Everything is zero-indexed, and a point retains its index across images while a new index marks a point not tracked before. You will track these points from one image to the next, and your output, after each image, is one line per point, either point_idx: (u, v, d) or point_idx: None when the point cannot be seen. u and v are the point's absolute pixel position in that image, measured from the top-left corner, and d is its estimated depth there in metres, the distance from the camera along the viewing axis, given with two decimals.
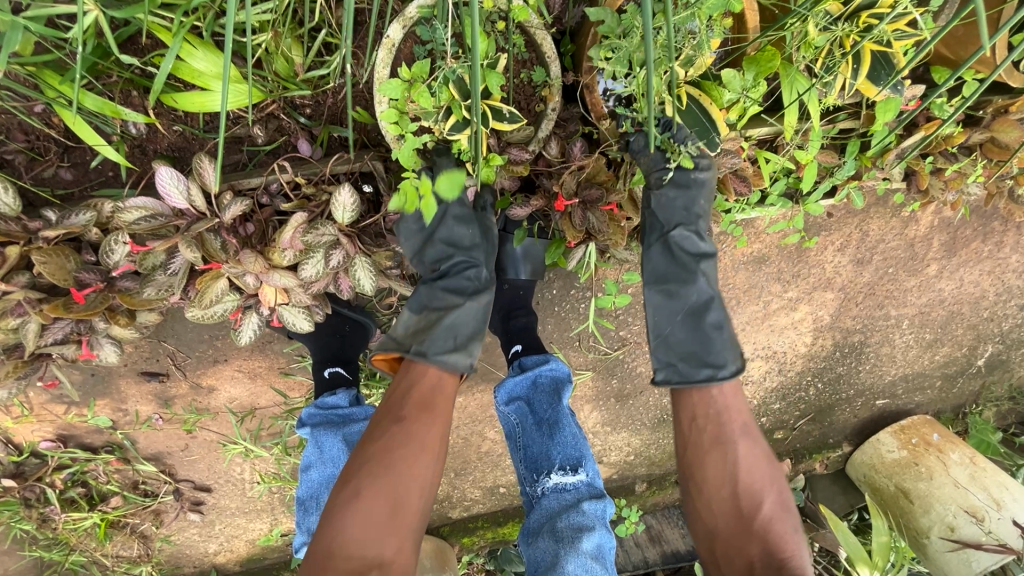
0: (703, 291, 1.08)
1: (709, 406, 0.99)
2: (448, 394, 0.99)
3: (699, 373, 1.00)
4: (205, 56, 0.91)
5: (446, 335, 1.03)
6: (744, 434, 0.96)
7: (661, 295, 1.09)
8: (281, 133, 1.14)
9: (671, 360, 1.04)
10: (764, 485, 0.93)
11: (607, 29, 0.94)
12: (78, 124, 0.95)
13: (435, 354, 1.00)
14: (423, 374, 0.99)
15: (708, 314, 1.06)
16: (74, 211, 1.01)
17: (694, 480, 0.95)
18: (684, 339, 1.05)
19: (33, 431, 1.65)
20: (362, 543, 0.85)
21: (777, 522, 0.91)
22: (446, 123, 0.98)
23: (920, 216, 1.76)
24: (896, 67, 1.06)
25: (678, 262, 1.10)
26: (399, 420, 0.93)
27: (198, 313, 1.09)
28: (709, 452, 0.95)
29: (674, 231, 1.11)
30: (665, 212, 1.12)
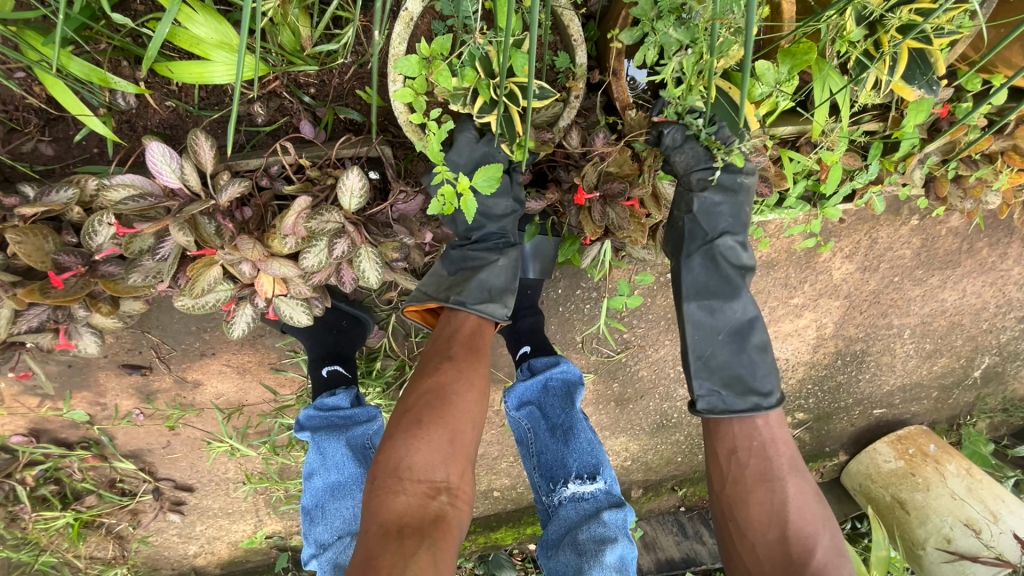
0: (744, 309, 1.07)
1: (751, 440, 0.97)
2: (488, 338, 1.01)
3: (746, 401, 1.00)
4: (206, 21, 0.84)
5: (481, 288, 1.03)
6: (792, 471, 0.95)
7: (700, 314, 1.07)
8: (283, 113, 1.07)
9: (715, 386, 1.02)
10: (815, 526, 0.92)
11: (641, 12, 0.90)
12: (62, 91, 0.87)
13: (474, 304, 1.01)
14: (464, 322, 0.99)
15: (751, 336, 1.06)
16: (55, 188, 0.92)
17: (738, 520, 0.93)
18: (727, 362, 1.04)
19: (3, 424, 1.55)
20: (428, 467, 0.82)
21: (832, 569, 0.88)
22: (475, 105, 0.93)
23: (927, 225, 1.74)
24: (934, 66, 1.02)
25: (717, 281, 1.08)
26: (450, 357, 0.93)
27: (188, 302, 1.00)
28: (755, 490, 0.93)
29: (719, 240, 1.08)
30: (710, 220, 1.09)
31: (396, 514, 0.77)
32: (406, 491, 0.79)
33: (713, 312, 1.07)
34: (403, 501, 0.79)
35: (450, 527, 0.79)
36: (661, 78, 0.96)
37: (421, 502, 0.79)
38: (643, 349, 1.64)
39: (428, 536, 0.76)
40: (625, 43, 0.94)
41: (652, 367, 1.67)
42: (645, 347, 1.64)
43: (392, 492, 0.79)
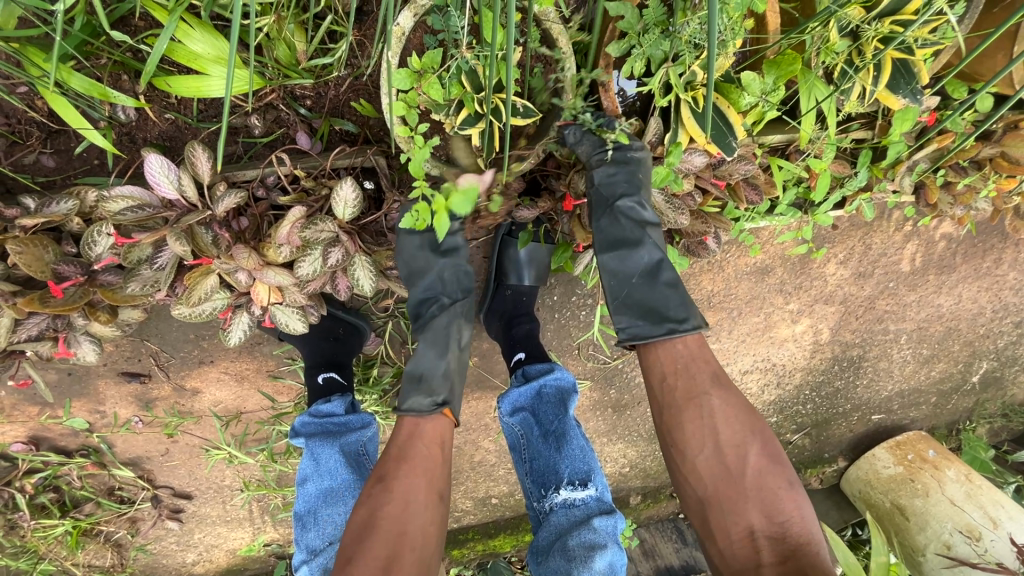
0: (651, 252, 1.02)
1: (676, 360, 0.97)
2: (428, 437, 1.00)
3: (661, 329, 0.97)
4: (203, 37, 0.86)
5: (413, 382, 1.05)
6: (717, 385, 0.96)
7: (612, 263, 1.02)
8: (280, 125, 1.09)
9: (631, 319, 1.00)
10: (745, 436, 0.93)
11: (627, 25, 0.92)
12: (62, 105, 0.89)
13: (405, 405, 1.02)
14: (399, 430, 1.01)
15: (662, 273, 1.01)
16: (56, 199, 0.94)
17: (673, 440, 0.95)
18: (640, 299, 1.00)
19: (4, 433, 1.58)
20: None
21: (766, 474, 0.90)
22: (458, 116, 0.95)
23: (921, 231, 1.75)
24: (917, 76, 1.04)
25: (626, 227, 1.02)
26: (383, 478, 0.95)
27: (185, 310, 1.02)
28: (685, 409, 0.94)
29: (620, 201, 1.01)
30: (608, 190, 1.02)
31: None
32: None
33: (625, 259, 1.02)
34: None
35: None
36: (648, 88, 0.98)
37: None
38: None
39: None
40: (614, 55, 0.96)
41: None
42: None
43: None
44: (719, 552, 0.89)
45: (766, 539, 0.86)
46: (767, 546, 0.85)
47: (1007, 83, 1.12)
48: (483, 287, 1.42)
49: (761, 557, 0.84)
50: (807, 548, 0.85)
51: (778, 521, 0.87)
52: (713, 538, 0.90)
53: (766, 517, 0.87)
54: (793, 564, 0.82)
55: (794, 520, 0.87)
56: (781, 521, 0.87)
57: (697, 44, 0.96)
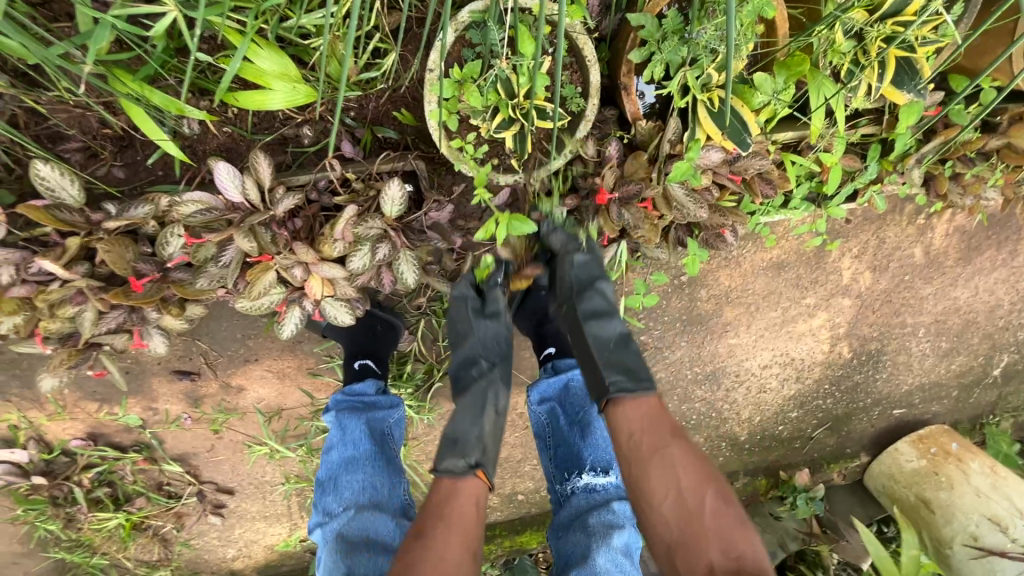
0: (619, 326, 1.20)
1: (641, 417, 1.06)
2: (463, 497, 1.04)
3: (640, 386, 1.09)
4: (269, 55, 0.97)
5: (450, 444, 1.12)
6: (676, 437, 1.03)
7: (592, 328, 1.17)
8: (326, 134, 1.19)
9: (613, 373, 1.10)
10: (702, 481, 0.97)
11: (647, 33, 1.01)
12: (142, 117, 0.97)
13: (440, 468, 1.07)
14: (436, 491, 1.06)
15: (629, 343, 1.18)
16: (134, 204, 1.04)
17: (640, 491, 1.00)
18: (619, 358, 1.13)
19: (65, 429, 1.69)
20: None
21: (722, 515, 0.94)
22: (494, 121, 1.06)
23: (934, 224, 1.81)
24: (919, 72, 1.11)
25: (599, 303, 1.20)
26: (423, 534, 0.98)
27: (247, 304, 1.11)
28: (649, 461, 1.00)
29: (595, 282, 1.21)
30: (581, 274, 1.21)
31: None
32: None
33: (601, 329, 1.17)
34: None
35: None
36: (666, 90, 1.08)
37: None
38: (660, 350, 1.79)
39: None
40: (636, 61, 1.05)
41: (669, 369, 1.82)
42: (660, 348, 1.79)
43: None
44: None
45: None
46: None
47: (1006, 74, 1.19)
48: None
49: None
50: None
51: (737, 559, 0.88)
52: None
53: (724, 555, 0.90)
54: None
55: (751, 558, 0.89)
56: (738, 557, 0.89)
57: (714, 48, 1.05)
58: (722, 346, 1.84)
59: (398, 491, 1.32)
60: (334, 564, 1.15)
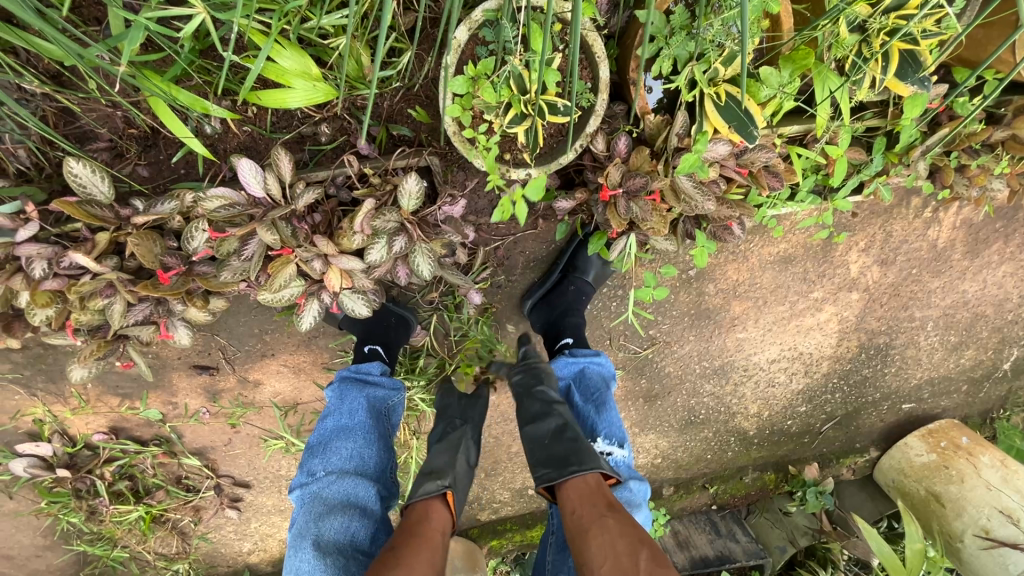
0: (558, 418, 1.27)
1: (581, 493, 1.11)
2: (435, 526, 1.10)
3: (566, 470, 1.14)
4: (292, 55, 1.01)
5: (426, 476, 1.23)
6: (612, 509, 1.07)
7: (530, 431, 1.29)
8: (343, 133, 1.23)
9: (543, 470, 1.18)
10: (635, 544, 0.99)
11: (656, 30, 1.04)
12: (169, 116, 1.02)
13: (416, 493, 1.18)
14: (409, 519, 1.12)
15: (566, 433, 1.24)
16: (161, 200, 1.08)
17: (582, 566, 1.00)
18: (551, 451, 1.20)
19: (87, 423, 1.73)
20: None
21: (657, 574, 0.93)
22: (507, 116, 1.09)
23: (941, 217, 1.82)
24: (923, 64, 1.14)
25: (536, 403, 1.32)
26: (392, 550, 1.01)
27: (268, 296, 1.15)
28: (587, 531, 1.03)
29: (533, 388, 1.35)
30: (524, 382, 1.38)
31: None
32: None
33: (538, 426, 1.27)
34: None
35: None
36: (675, 85, 1.11)
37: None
38: (669, 345, 1.81)
39: None
40: (644, 56, 1.09)
41: (677, 363, 1.85)
42: (669, 343, 1.81)
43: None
44: None
45: None
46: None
47: (1008, 64, 1.21)
48: (547, 274, 1.54)
49: None
50: None
51: None
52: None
53: None
54: None
55: None
56: None
57: (720, 42, 1.09)
58: (730, 340, 1.86)
59: (385, 466, 1.35)
60: (305, 525, 1.18)
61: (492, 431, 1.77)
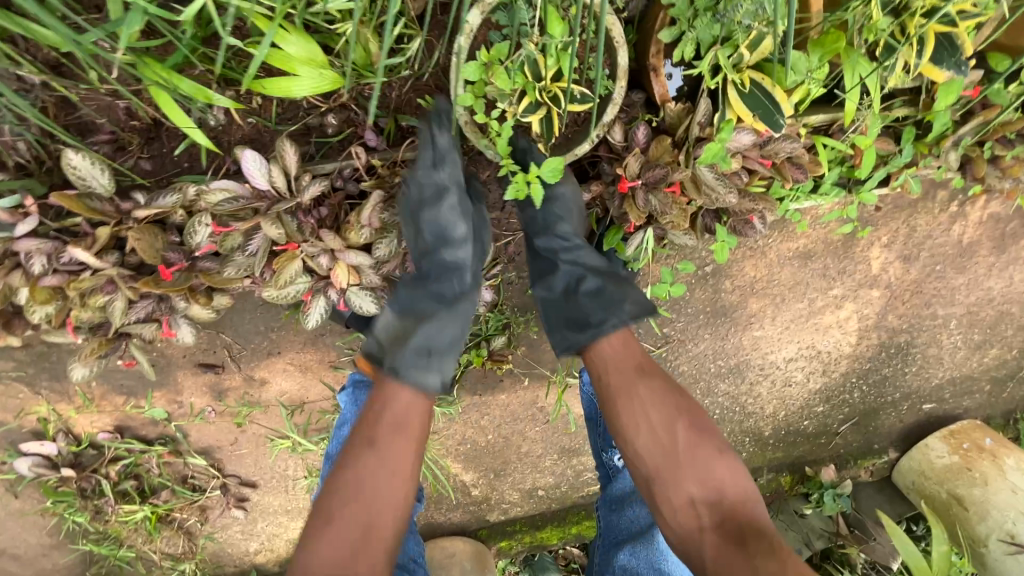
0: (571, 272, 1.20)
1: (608, 359, 1.13)
2: (424, 409, 1.03)
3: (584, 337, 1.14)
4: (297, 41, 0.96)
5: (420, 354, 1.05)
6: (642, 375, 1.11)
7: (543, 291, 1.24)
8: (350, 124, 1.19)
9: (562, 333, 1.18)
10: (673, 415, 1.05)
11: (678, 12, 1.01)
12: (171, 106, 0.97)
13: (408, 375, 1.03)
14: (396, 397, 1.02)
15: (581, 288, 1.18)
16: (163, 193, 1.05)
17: (617, 429, 1.08)
18: (568, 313, 1.18)
19: (92, 422, 1.71)
20: (343, 552, 0.91)
21: (694, 446, 1.03)
22: (520, 105, 1.05)
23: (967, 212, 1.76)
24: (960, 48, 1.09)
25: (544, 259, 1.24)
26: (375, 446, 0.99)
27: (273, 293, 1.11)
28: (620, 399, 1.09)
29: (539, 238, 1.23)
30: (531, 226, 1.24)
31: None
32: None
33: (550, 284, 1.22)
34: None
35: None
36: (696, 71, 1.07)
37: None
38: (683, 343, 1.76)
39: None
40: (665, 41, 1.05)
41: (692, 362, 1.79)
42: (683, 341, 1.76)
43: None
44: (668, 521, 1.02)
45: (703, 503, 1.00)
46: (705, 512, 0.99)
47: None
48: None
49: (701, 522, 0.99)
50: (737, 504, 1.00)
51: (713, 487, 1.00)
52: (661, 511, 1.03)
53: (700, 484, 1.00)
54: (727, 524, 0.97)
55: (724, 485, 1.01)
56: (713, 484, 1.01)
57: (748, 25, 1.02)
58: (746, 338, 1.80)
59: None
60: None
61: (501, 431, 1.72)
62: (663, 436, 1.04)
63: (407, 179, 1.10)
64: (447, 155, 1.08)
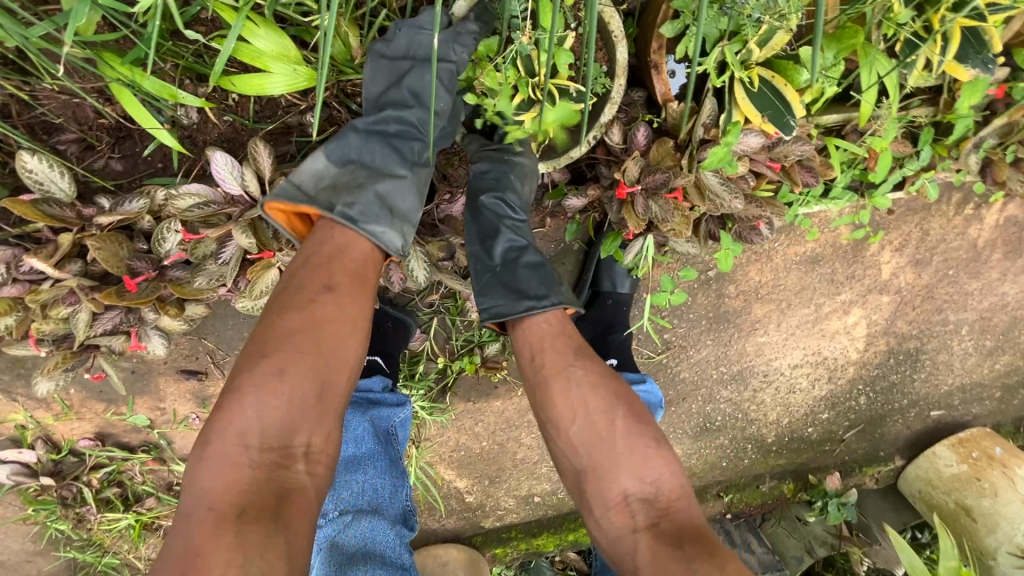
0: (514, 240, 1.11)
1: (541, 337, 1.00)
2: (376, 267, 0.95)
3: (519, 309, 1.02)
4: (267, 35, 0.90)
5: (377, 204, 0.96)
6: (580, 355, 0.98)
7: (478, 252, 1.11)
8: (332, 123, 1.12)
9: (496, 299, 1.05)
10: (610, 401, 0.93)
11: (682, 5, 0.93)
12: (134, 105, 0.91)
13: (365, 223, 0.93)
14: (351, 244, 0.91)
15: (524, 258, 1.09)
16: (128, 198, 0.98)
17: (547, 414, 0.96)
18: (508, 279, 1.07)
19: (72, 429, 1.65)
20: (277, 424, 0.78)
21: (633, 435, 0.91)
22: (513, 101, 1.01)
23: (982, 215, 1.68)
24: (987, 44, 1.01)
25: (485, 220, 1.11)
26: (329, 289, 0.86)
27: (247, 304, 1.05)
28: (552, 381, 0.95)
29: (483, 196, 1.10)
30: (478, 182, 1.11)
31: (235, 494, 0.73)
32: (252, 460, 0.76)
33: (487, 251, 1.10)
34: (245, 474, 0.75)
35: (304, 496, 0.78)
36: (702, 69, 0.99)
37: (269, 472, 0.76)
38: (685, 349, 1.69)
39: (276, 511, 0.74)
40: (667, 36, 0.96)
41: (693, 369, 1.73)
42: (685, 348, 1.69)
43: (234, 463, 0.75)
44: (597, 522, 0.90)
45: (638, 502, 0.87)
46: (640, 510, 0.86)
47: None
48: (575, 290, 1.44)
49: (636, 522, 0.86)
50: (677, 503, 0.87)
51: (651, 482, 0.88)
52: (590, 508, 0.90)
53: (638, 480, 0.88)
54: (665, 523, 0.84)
55: (665, 482, 0.88)
56: (653, 481, 0.88)
57: (758, 18, 0.93)
58: (750, 344, 1.73)
59: (399, 496, 1.30)
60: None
61: (495, 439, 1.66)
62: (599, 422, 0.92)
63: (404, 24, 0.99)
64: (464, 33, 0.96)
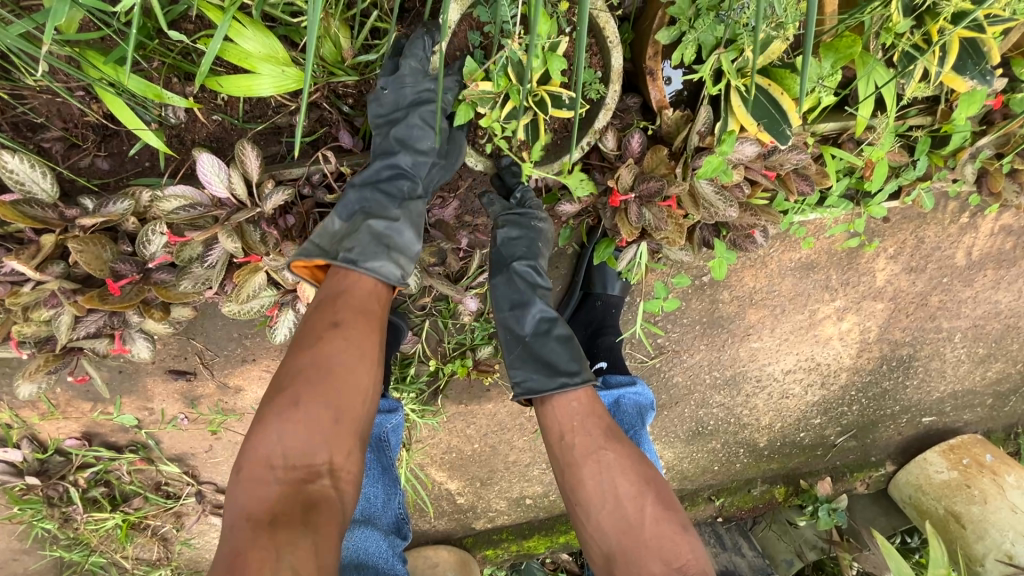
0: (545, 310, 1.13)
1: (573, 418, 1.00)
2: (383, 301, 0.93)
3: (554, 382, 1.01)
4: (254, 35, 0.88)
5: (374, 242, 0.93)
6: (609, 439, 0.98)
7: (510, 321, 1.13)
8: (322, 124, 1.10)
9: (528, 373, 1.05)
10: (639, 487, 0.93)
11: (678, 11, 0.91)
12: (119, 106, 0.91)
13: (364, 261, 0.90)
14: (354, 283, 0.89)
15: (554, 330, 1.11)
16: (113, 199, 0.96)
17: (577, 497, 0.94)
18: (541, 351, 1.07)
19: (58, 428, 1.62)
20: (303, 448, 0.77)
21: (662, 524, 0.90)
22: (503, 109, 0.98)
23: (978, 223, 1.67)
24: (987, 55, 1.00)
25: (517, 288, 1.14)
26: (337, 322, 0.85)
27: (234, 307, 1.04)
28: (585, 464, 0.95)
29: (516, 262, 1.15)
30: (507, 249, 1.15)
31: (267, 508, 0.73)
32: (278, 479, 0.75)
33: (518, 320, 1.13)
34: (272, 491, 0.74)
35: (332, 510, 0.77)
36: (698, 76, 0.97)
37: (294, 489, 0.75)
38: (678, 353, 1.68)
39: (304, 525, 0.72)
40: (663, 42, 0.95)
41: (686, 373, 1.72)
42: (678, 352, 1.68)
43: (262, 483, 0.75)
44: None
45: None
46: None
47: None
48: (566, 297, 1.44)
49: None
50: None
51: (679, 569, 0.86)
52: None
53: (665, 566, 0.86)
54: None
55: (695, 570, 0.86)
56: (678, 567, 0.86)
57: (755, 27, 0.93)
58: (743, 350, 1.72)
59: (392, 504, 1.31)
60: None
61: (486, 441, 1.65)
62: (630, 509, 0.91)
63: (387, 79, 1.00)
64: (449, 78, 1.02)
